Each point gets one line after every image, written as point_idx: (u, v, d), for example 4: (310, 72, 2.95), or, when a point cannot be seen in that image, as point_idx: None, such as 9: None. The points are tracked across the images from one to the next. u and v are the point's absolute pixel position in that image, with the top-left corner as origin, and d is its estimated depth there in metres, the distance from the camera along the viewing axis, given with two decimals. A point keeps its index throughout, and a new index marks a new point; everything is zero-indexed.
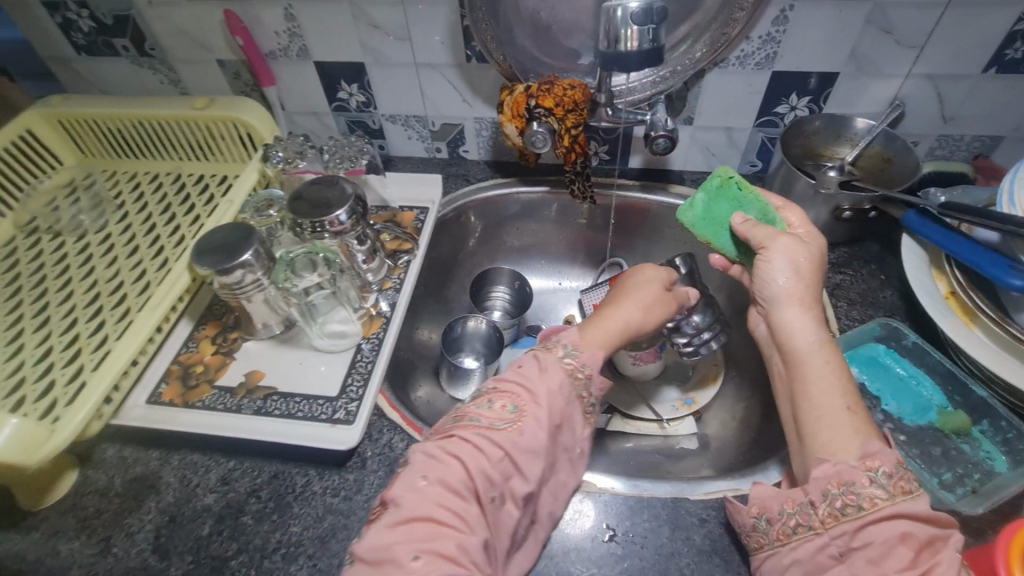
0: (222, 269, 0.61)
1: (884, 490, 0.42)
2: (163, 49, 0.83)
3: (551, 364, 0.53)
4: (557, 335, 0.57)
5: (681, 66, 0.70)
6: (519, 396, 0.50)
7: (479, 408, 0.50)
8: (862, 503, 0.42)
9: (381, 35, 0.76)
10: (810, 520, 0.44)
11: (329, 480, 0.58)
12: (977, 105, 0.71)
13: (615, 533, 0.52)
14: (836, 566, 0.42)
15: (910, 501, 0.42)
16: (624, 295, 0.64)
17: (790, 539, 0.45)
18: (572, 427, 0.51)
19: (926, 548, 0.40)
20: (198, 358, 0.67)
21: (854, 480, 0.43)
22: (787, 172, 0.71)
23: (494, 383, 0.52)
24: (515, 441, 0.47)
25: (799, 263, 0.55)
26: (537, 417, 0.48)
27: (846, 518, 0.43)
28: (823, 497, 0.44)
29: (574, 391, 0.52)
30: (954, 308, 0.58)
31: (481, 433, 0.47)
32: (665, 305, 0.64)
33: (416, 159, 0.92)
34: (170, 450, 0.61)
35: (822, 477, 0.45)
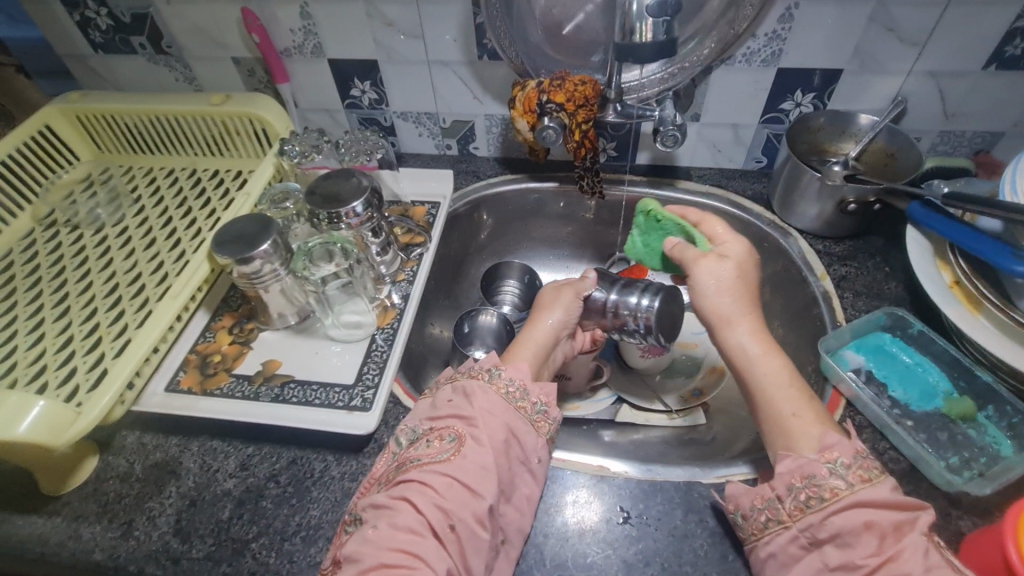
0: (244, 258, 0.62)
1: (844, 480, 0.45)
2: (179, 47, 0.84)
3: (480, 387, 0.54)
4: (476, 364, 0.58)
5: (689, 62, 0.72)
6: (456, 427, 0.51)
7: (417, 448, 0.51)
8: (825, 494, 0.45)
9: (395, 33, 0.77)
10: (777, 514, 0.47)
11: (346, 465, 0.59)
12: (978, 101, 0.72)
13: (629, 516, 0.54)
14: (806, 555, 0.45)
15: (871, 489, 0.44)
16: (531, 317, 0.67)
17: (762, 534, 0.47)
18: (521, 439, 0.52)
19: (891, 534, 0.42)
20: (216, 348, 0.68)
21: (814, 473, 0.46)
22: (793, 167, 0.72)
23: (427, 422, 0.53)
24: (460, 467, 0.48)
25: (722, 281, 0.58)
26: (475, 443, 0.50)
27: (811, 510, 0.45)
28: (788, 491, 0.47)
29: (510, 405, 0.53)
30: (959, 297, 0.60)
31: (424, 472, 0.48)
32: (560, 309, 0.66)
33: (427, 156, 0.94)
34: (189, 436, 0.62)
35: (786, 472, 0.48)
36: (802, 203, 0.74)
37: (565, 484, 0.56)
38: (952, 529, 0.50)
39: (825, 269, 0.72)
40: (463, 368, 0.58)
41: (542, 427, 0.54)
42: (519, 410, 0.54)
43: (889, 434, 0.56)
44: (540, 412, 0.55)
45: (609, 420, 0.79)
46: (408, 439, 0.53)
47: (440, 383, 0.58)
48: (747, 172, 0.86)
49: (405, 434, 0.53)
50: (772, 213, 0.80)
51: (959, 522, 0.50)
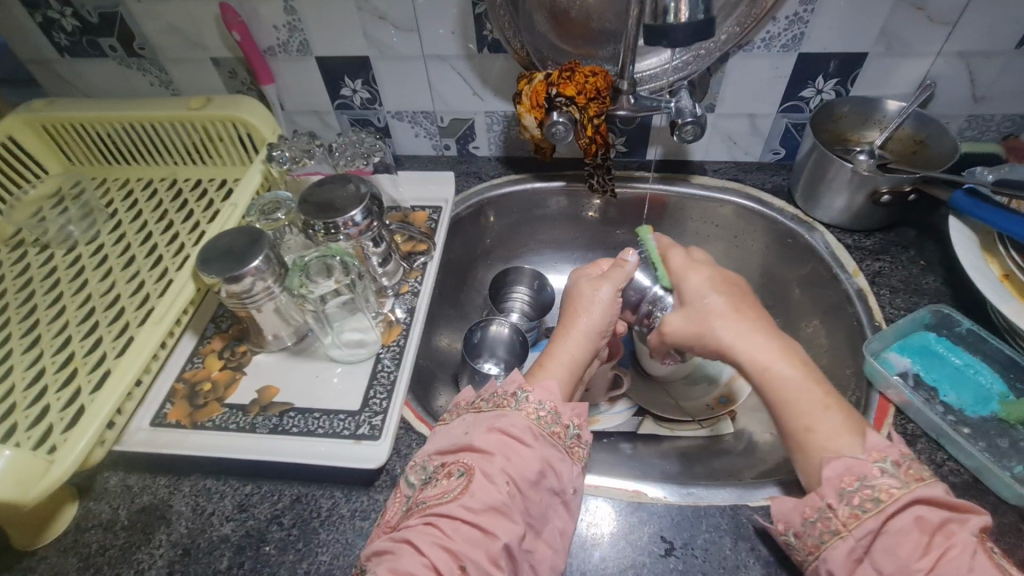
0: (232, 277, 0.56)
1: (896, 478, 0.41)
2: (153, 48, 0.78)
3: (505, 417, 0.49)
4: (499, 390, 0.52)
5: (705, 50, 0.67)
6: (468, 458, 0.46)
7: (426, 489, 0.46)
8: (879, 495, 0.41)
9: (388, 27, 0.72)
10: (831, 524, 0.42)
11: (356, 502, 0.53)
12: (1010, 83, 0.68)
13: (673, 546, 0.49)
14: (859, 568, 0.41)
15: (926, 486, 0.41)
16: (563, 324, 0.62)
17: (818, 550, 0.43)
18: (556, 468, 0.47)
19: (939, 532, 0.39)
20: (205, 374, 0.62)
21: (865, 474, 0.42)
22: (819, 157, 0.68)
23: (437, 458, 0.48)
24: (470, 505, 0.43)
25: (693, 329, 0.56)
26: (488, 474, 0.45)
27: (867, 515, 0.41)
28: (839, 497, 0.42)
29: (542, 432, 0.48)
30: (1012, 291, 0.56)
31: (429, 514, 0.43)
32: (602, 310, 0.61)
33: (424, 158, 0.88)
34: (180, 475, 0.56)
35: (834, 476, 0.43)
36: (829, 195, 0.70)
37: (601, 513, 0.52)
38: None
39: (857, 265, 0.68)
40: (485, 394, 0.52)
41: (577, 453, 0.49)
42: (552, 437, 0.49)
43: (946, 444, 0.52)
44: (573, 437, 0.50)
45: (631, 432, 0.74)
46: (419, 479, 0.47)
47: (458, 410, 0.53)
48: (764, 164, 0.81)
49: (415, 472, 0.48)
50: (794, 207, 0.75)
51: None
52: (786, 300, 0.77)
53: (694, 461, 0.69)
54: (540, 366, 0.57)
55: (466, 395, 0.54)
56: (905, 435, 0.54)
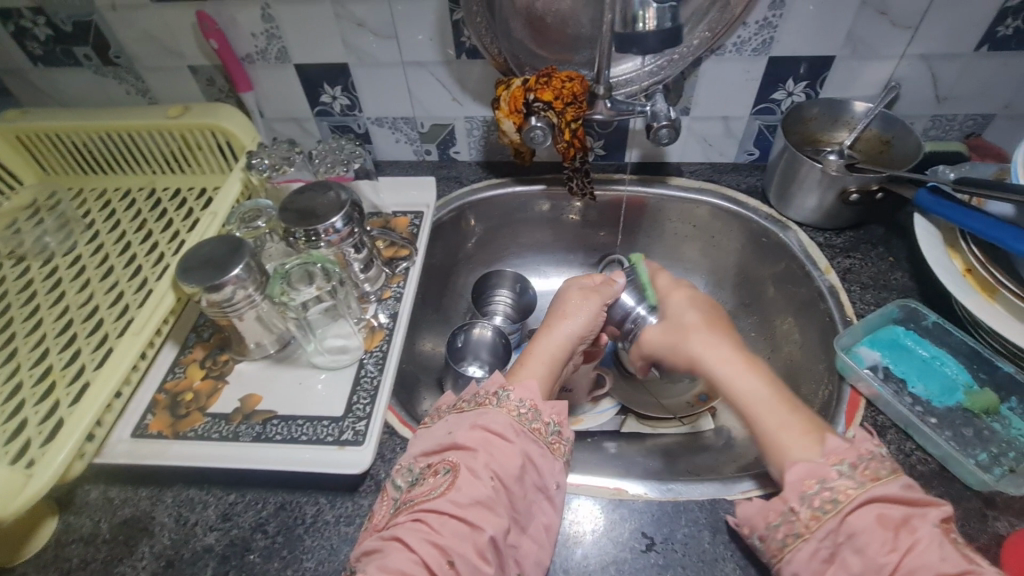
0: (213, 285, 0.56)
1: (853, 480, 0.43)
2: (129, 56, 0.77)
3: (486, 414, 0.50)
4: (480, 390, 0.53)
5: (678, 54, 0.69)
6: (453, 456, 0.47)
7: (413, 489, 0.46)
8: (838, 496, 0.43)
9: (366, 34, 0.72)
10: (795, 527, 0.43)
11: (341, 508, 0.54)
12: (971, 84, 0.71)
13: (653, 542, 0.50)
14: (829, 568, 0.42)
15: (883, 485, 0.42)
16: (546, 323, 0.63)
17: (782, 553, 0.44)
18: (537, 463, 0.48)
19: (903, 526, 0.40)
20: (187, 385, 0.62)
21: (824, 476, 0.44)
22: (790, 158, 0.70)
23: (422, 459, 0.49)
24: (457, 500, 0.44)
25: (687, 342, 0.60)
26: (473, 469, 0.45)
27: (828, 515, 0.42)
28: (802, 500, 0.44)
29: (523, 429, 0.49)
30: (973, 284, 0.58)
31: (417, 511, 0.44)
32: (586, 320, 0.62)
33: (405, 163, 0.89)
34: (162, 486, 0.56)
35: (796, 480, 0.45)
36: (800, 195, 0.72)
37: (583, 510, 0.52)
38: (990, 531, 0.48)
39: (829, 262, 0.70)
40: (466, 395, 0.53)
41: (558, 449, 0.50)
42: (533, 433, 0.49)
43: (914, 434, 0.54)
44: (554, 433, 0.51)
45: (614, 432, 0.75)
46: (405, 481, 0.48)
47: (438, 413, 0.54)
48: (738, 165, 0.83)
49: (401, 475, 0.48)
50: (769, 207, 0.77)
51: (996, 523, 0.48)
52: (763, 297, 0.79)
53: (675, 457, 0.70)
54: (523, 362, 0.59)
55: (447, 399, 0.55)
56: (876, 427, 0.55)
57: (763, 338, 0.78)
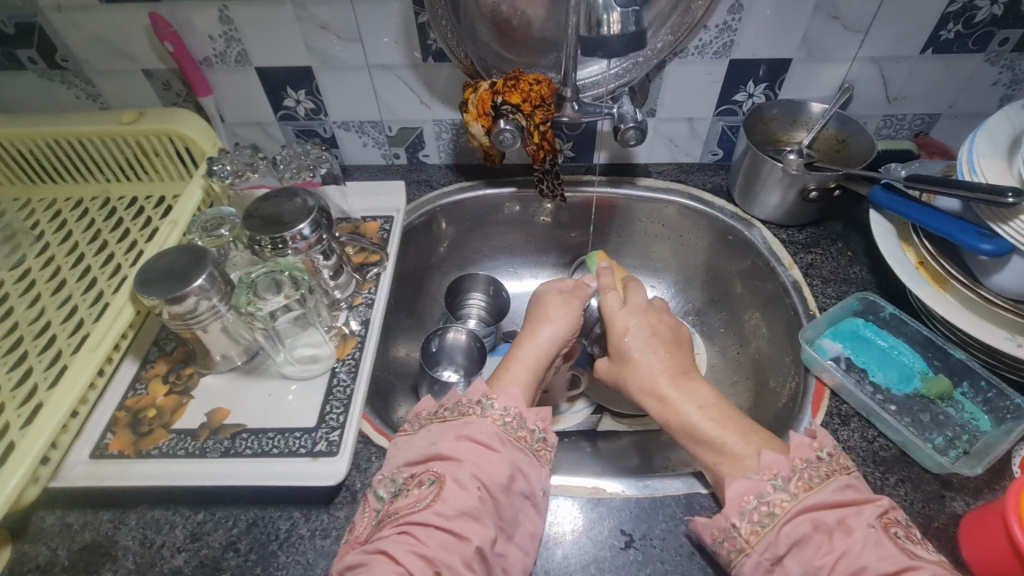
0: (174, 298, 0.54)
1: (787, 492, 0.44)
2: (77, 60, 0.74)
3: (471, 424, 0.49)
4: (463, 399, 0.52)
5: (643, 57, 0.69)
6: (439, 466, 0.47)
7: (397, 500, 0.46)
8: (775, 510, 0.44)
9: (329, 37, 0.71)
10: (737, 543, 0.44)
11: (316, 521, 0.53)
12: (918, 85, 0.75)
13: (632, 539, 0.51)
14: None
15: (815, 494, 0.43)
16: (527, 328, 0.63)
17: (731, 568, 0.45)
18: (524, 471, 0.48)
19: (838, 530, 0.42)
20: (149, 401, 0.59)
21: (761, 491, 0.45)
22: (752, 158, 0.72)
23: (406, 470, 0.48)
24: (444, 512, 0.43)
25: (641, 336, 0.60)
26: (460, 480, 0.45)
27: (766, 528, 0.43)
28: (741, 515, 0.45)
29: (510, 438, 0.49)
30: (927, 277, 0.61)
31: (403, 524, 0.43)
32: (568, 322, 0.63)
33: (374, 167, 0.88)
34: (125, 508, 0.53)
35: (736, 496, 0.45)
36: (763, 193, 0.74)
37: (561, 510, 0.53)
38: (948, 512, 0.50)
39: (792, 257, 0.72)
40: (448, 404, 0.52)
41: (544, 455, 0.50)
42: (519, 441, 0.49)
43: (875, 421, 0.56)
44: (540, 440, 0.51)
45: (590, 431, 0.76)
46: (388, 492, 0.47)
47: (419, 421, 0.53)
48: (704, 165, 0.85)
49: (383, 486, 0.47)
50: (734, 206, 0.79)
51: (953, 503, 0.50)
52: (730, 293, 0.81)
53: (651, 454, 0.71)
54: (509, 365, 0.59)
55: (426, 406, 0.54)
56: (840, 416, 0.57)
57: (732, 333, 0.80)
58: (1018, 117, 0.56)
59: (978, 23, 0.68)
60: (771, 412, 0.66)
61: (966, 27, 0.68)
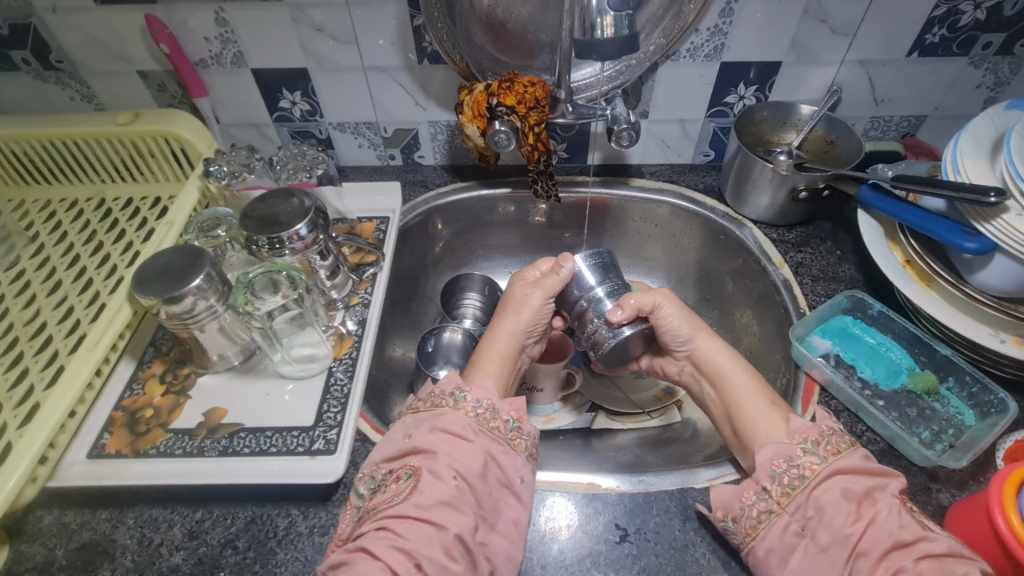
0: (172, 298, 0.54)
1: (817, 455, 0.46)
2: (72, 61, 0.74)
3: (444, 415, 0.50)
4: (436, 390, 0.53)
5: (636, 60, 0.70)
6: (414, 460, 0.47)
7: (376, 497, 0.46)
8: (805, 473, 0.46)
9: (325, 39, 0.71)
10: (768, 504, 0.46)
11: (314, 518, 0.53)
12: (905, 88, 0.76)
13: (627, 533, 0.52)
14: (801, 542, 0.44)
15: (844, 459, 0.46)
16: (493, 324, 0.64)
17: (757, 531, 0.46)
18: (499, 460, 0.49)
19: (865, 500, 0.44)
20: (146, 401, 0.59)
21: (792, 455, 0.47)
22: (743, 158, 0.73)
23: (385, 465, 0.49)
24: (421, 503, 0.44)
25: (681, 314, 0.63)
26: (434, 471, 0.46)
27: (796, 491, 0.45)
28: (772, 479, 0.47)
29: (483, 429, 0.50)
30: (913, 275, 0.62)
31: (382, 518, 0.44)
32: (529, 312, 0.63)
33: (369, 168, 0.88)
34: (122, 507, 0.53)
35: (766, 461, 0.48)
36: (754, 193, 0.75)
37: (557, 505, 0.54)
38: (934, 503, 0.51)
39: (782, 257, 0.73)
40: (423, 396, 0.53)
41: (519, 444, 0.51)
42: (492, 431, 0.50)
43: (864, 416, 0.57)
44: (513, 429, 0.51)
45: (585, 429, 0.76)
46: (368, 489, 0.48)
47: (400, 415, 0.54)
48: (696, 166, 0.86)
49: (363, 484, 0.48)
50: (725, 206, 0.80)
51: (939, 495, 0.51)
52: (721, 292, 0.82)
53: (645, 451, 0.72)
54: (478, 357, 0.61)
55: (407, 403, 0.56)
56: (830, 411, 0.59)
57: (723, 331, 0.81)
58: (1001, 119, 0.58)
59: (962, 27, 0.69)
60: None
61: (951, 31, 0.69)
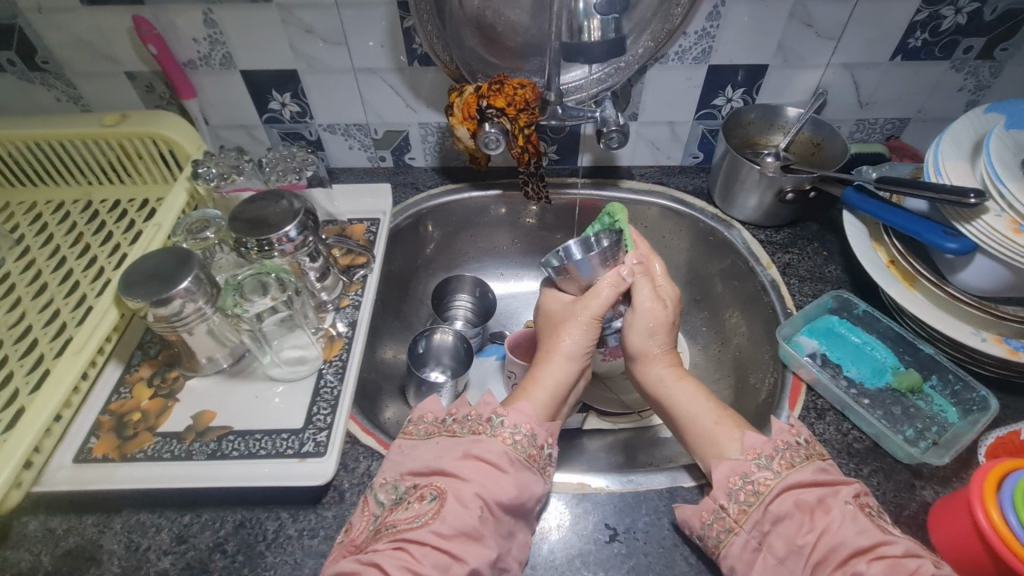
0: (159, 300, 0.54)
1: (770, 470, 0.47)
2: (58, 62, 0.73)
3: (481, 443, 0.49)
4: (472, 413, 0.51)
5: (625, 62, 0.71)
6: (442, 483, 0.46)
7: (397, 512, 0.45)
8: (759, 488, 0.46)
9: (315, 40, 0.71)
10: (725, 523, 0.46)
11: (304, 521, 0.53)
12: (888, 91, 0.77)
13: (616, 532, 0.52)
14: (758, 557, 0.44)
15: (797, 473, 0.46)
16: (545, 343, 0.62)
17: (719, 549, 0.46)
18: (531, 490, 0.48)
19: (818, 509, 0.44)
20: (133, 405, 0.59)
21: (747, 471, 0.47)
22: (731, 160, 0.74)
23: (410, 478, 0.48)
24: (440, 531, 0.43)
25: (654, 326, 0.61)
26: (462, 497, 0.45)
27: (752, 508, 0.45)
28: (728, 497, 0.47)
29: (520, 458, 0.49)
30: (897, 275, 0.63)
31: (400, 539, 0.43)
32: (582, 329, 0.61)
33: (360, 169, 0.88)
34: (109, 512, 0.53)
35: (722, 479, 0.48)
36: (742, 195, 0.76)
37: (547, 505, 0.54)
38: (918, 500, 0.52)
39: (770, 257, 0.74)
40: (458, 416, 0.52)
41: (547, 473, 0.51)
42: (527, 460, 0.49)
43: (850, 414, 0.58)
44: (545, 457, 0.51)
45: (574, 429, 0.76)
46: (389, 498, 0.47)
47: (426, 426, 0.53)
48: (685, 167, 0.87)
49: (384, 491, 0.48)
50: (714, 207, 0.81)
51: (923, 492, 0.52)
52: (710, 293, 0.83)
53: (636, 451, 0.72)
54: (528, 383, 0.58)
55: (433, 408, 0.54)
56: (816, 410, 0.59)
57: (713, 332, 0.82)
58: (980, 122, 0.59)
59: (944, 32, 0.70)
60: (750, 407, 0.68)
61: (932, 35, 0.71)
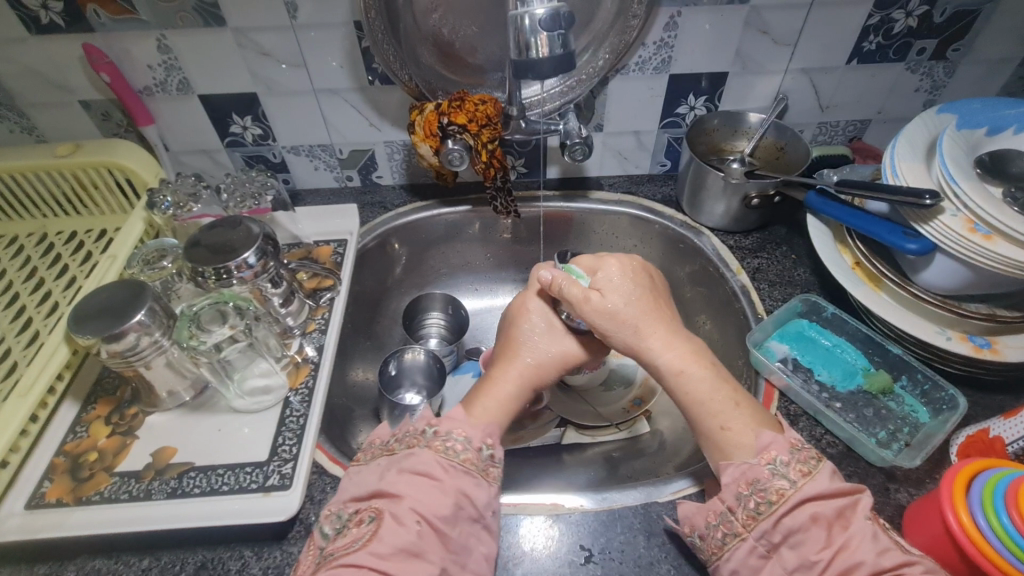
0: (113, 334, 0.53)
1: (787, 478, 0.45)
2: (8, 92, 0.71)
3: (414, 455, 0.48)
4: (409, 427, 0.50)
5: (586, 75, 0.71)
6: (377, 502, 0.45)
7: (335, 540, 0.44)
8: (771, 498, 0.44)
9: (273, 63, 0.70)
10: (733, 526, 0.45)
11: (268, 558, 0.51)
12: (847, 94, 0.78)
13: (591, 554, 0.51)
14: (766, 564, 0.44)
15: (813, 483, 0.44)
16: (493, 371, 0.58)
17: (722, 551, 0.45)
18: (472, 496, 0.46)
19: (837, 523, 0.42)
20: (90, 444, 0.57)
21: (759, 478, 0.46)
22: (696, 169, 0.74)
23: (352, 504, 0.46)
24: (380, 551, 0.41)
25: (622, 305, 0.55)
26: (395, 514, 0.44)
27: (762, 516, 0.44)
28: (738, 501, 0.46)
29: (458, 467, 0.48)
30: (862, 277, 0.64)
31: (335, 565, 0.41)
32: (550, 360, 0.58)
33: (327, 190, 0.87)
34: (61, 561, 0.50)
35: (732, 482, 0.47)
36: (709, 202, 0.76)
37: (522, 528, 0.52)
38: (893, 503, 0.52)
39: (740, 264, 0.74)
40: (399, 434, 0.50)
41: (492, 474, 0.49)
42: (464, 465, 0.48)
43: (822, 419, 0.58)
44: (487, 458, 0.49)
45: (555, 444, 0.73)
46: (332, 529, 0.45)
47: (373, 450, 0.51)
48: (653, 175, 0.87)
49: (328, 523, 0.46)
50: (683, 214, 0.81)
51: (898, 495, 0.52)
52: (682, 299, 0.82)
53: (616, 465, 0.72)
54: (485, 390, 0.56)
55: (382, 434, 0.53)
56: (789, 415, 0.59)
57: None
58: (934, 122, 0.59)
59: (896, 35, 0.71)
60: None
61: (886, 38, 0.72)
